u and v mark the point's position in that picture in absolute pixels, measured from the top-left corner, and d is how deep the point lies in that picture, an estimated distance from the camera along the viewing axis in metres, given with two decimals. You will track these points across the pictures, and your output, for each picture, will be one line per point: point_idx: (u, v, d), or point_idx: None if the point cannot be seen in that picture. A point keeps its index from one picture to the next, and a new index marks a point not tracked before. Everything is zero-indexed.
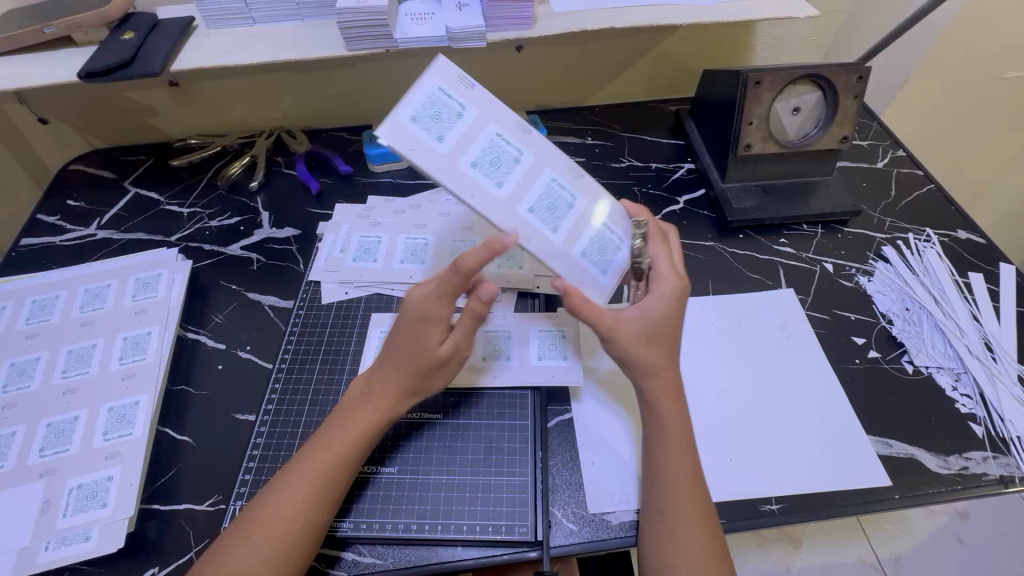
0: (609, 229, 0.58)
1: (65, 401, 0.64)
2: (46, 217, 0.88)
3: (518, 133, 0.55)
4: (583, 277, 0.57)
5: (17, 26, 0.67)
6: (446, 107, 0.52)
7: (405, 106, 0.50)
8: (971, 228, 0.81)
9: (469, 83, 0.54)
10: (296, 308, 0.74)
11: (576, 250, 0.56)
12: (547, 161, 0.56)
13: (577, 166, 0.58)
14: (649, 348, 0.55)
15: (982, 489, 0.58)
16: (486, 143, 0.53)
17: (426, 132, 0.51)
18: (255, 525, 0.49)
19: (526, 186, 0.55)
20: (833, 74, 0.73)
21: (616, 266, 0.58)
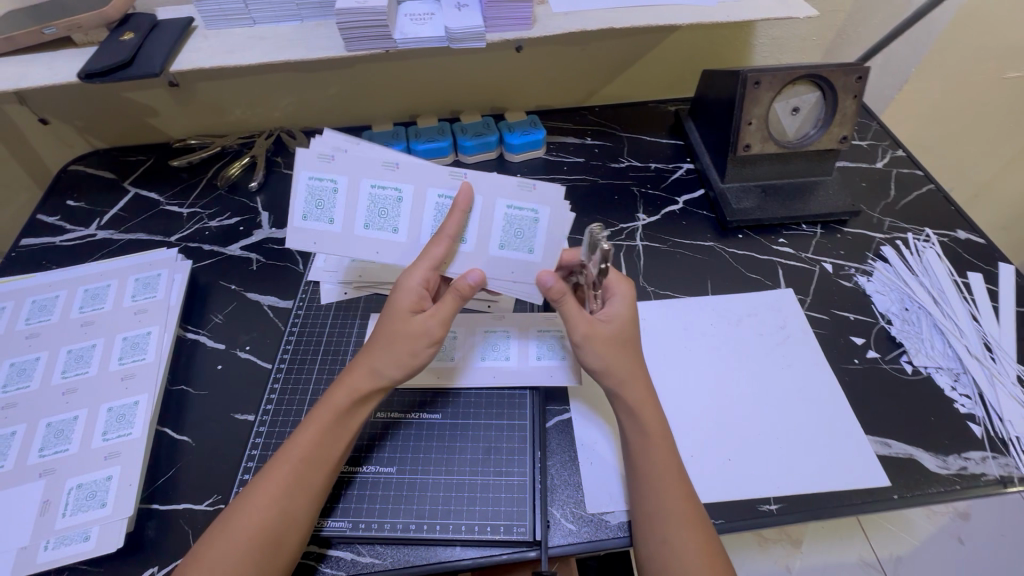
0: (517, 211, 0.60)
1: (65, 401, 0.64)
2: (46, 217, 0.88)
3: (390, 174, 0.61)
4: (513, 266, 0.61)
5: (17, 27, 0.67)
6: (326, 193, 0.62)
7: (292, 210, 0.62)
8: (971, 228, 0.81)
9: (331, 155, 0.61)
10: (295, 308, 0.75)
11: (493, 247, 0.61)
12: (425, 182, 0.61)
13: (454, 169, 0.60)
14: (626, 352, 0.58)
15: (981, 489, 0.58)
16: (371, 200, 0.62)
17: (320, 221, 0.62)
18: (228, 526, 0.49)
19: (417, 216, 0.62)
20: (833, 74, 0.73)
21: (539, 240, 0.61)
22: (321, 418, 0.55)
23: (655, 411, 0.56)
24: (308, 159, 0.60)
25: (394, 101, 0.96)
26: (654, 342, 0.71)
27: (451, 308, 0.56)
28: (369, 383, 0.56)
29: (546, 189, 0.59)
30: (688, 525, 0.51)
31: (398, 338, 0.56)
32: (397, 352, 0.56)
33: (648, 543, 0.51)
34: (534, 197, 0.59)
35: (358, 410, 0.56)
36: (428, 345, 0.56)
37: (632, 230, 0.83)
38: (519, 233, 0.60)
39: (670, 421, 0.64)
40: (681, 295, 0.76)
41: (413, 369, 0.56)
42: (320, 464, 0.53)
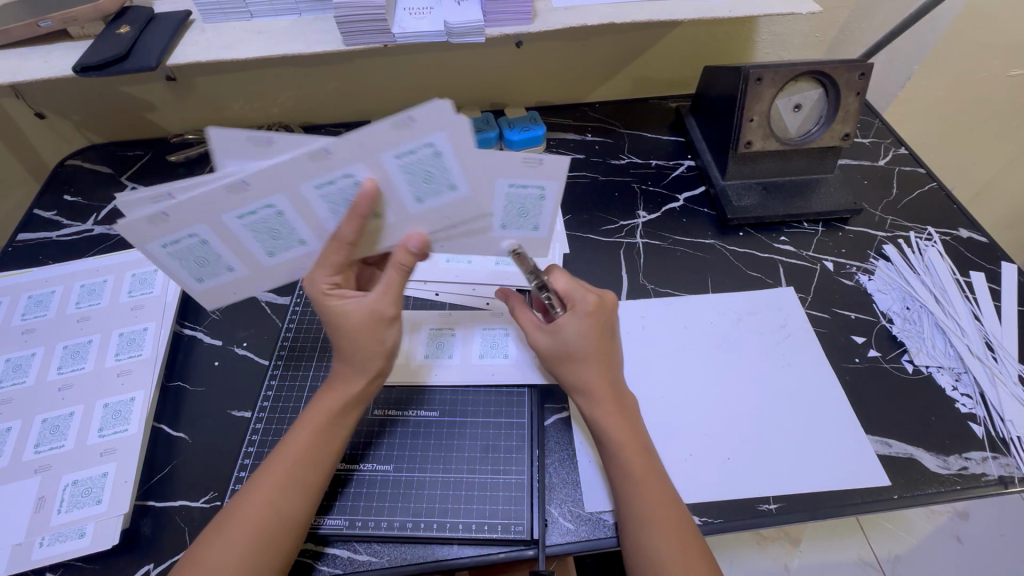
0: (410, 155, 0.49)
1: (60, 397, 0.64)
2: (43, 212, 0.87)
3: (240, 201, 0.51)
4: (445, 210, 0.55)
5: (13, 20, 0.66)
6: (196, 247, 0.55)
7: (185, 278, 0.59)
8: (973, 227, 0.80)
9: (160, 213, 0.50)
10: (292, 304, 0.74)
11: (417, 202, 0.53)
12: (287, 183, 0.50)
13: (305, 153, 0.47)
14: (571, 365, 0.57)
15: (982, 489, 0.58)
16: (246, 229, 0.54)
17: (219, 270, 0.58)
18: (228, 524, 0.49)
19: (309, 220, 0.54)
20: (835, 71, 0.72)
21: (458, 172, 0.51)
22: (318, 418, 0.54)
23: (619, 419, 0.56)
24: (145, 233, 0.51)
25: (393, 96, 0.96)
26: (654, 339, 0.71)
27: (399, 283, 0.54)
28: (359, 384, 0.56)
29: (428, 116, 0.46)
30: (658, 533, 0.50)
31: (352, 334, 0.54)
32: (362, 348, 0.54)
33: (629, 540, 0.51)
34: (419, 131, 0.47)
35: (351, 412, 0.56)
36: (389, 326, 0.54)
37: (632, 228, 0.82)
38: (429, 177, 0.51)
39: (668, 420, 0.64)
40: (682, 293, 0.75)
41: (388, 353, 0.55)
42: (315, 471, 0.52)
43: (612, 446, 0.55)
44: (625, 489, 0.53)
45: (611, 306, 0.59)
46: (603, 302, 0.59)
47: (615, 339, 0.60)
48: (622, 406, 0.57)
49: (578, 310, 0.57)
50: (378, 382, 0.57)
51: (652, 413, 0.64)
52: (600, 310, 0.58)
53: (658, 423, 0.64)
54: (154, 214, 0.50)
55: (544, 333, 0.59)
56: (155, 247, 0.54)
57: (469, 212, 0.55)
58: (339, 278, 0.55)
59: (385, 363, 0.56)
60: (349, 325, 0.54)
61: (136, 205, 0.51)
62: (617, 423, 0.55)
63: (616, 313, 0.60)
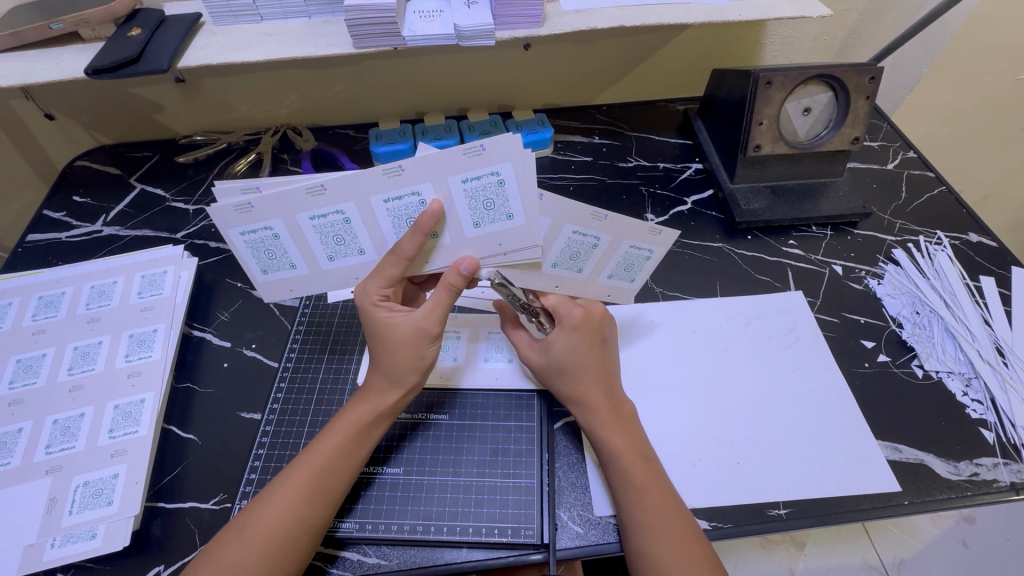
0: (475, 181, 0.51)
1: (71, 398, 0.64)
2: (52, 213, 0.88)
3: (321, 199, 0.52)
4: (498, 237, 0.55)
5: (24, 22, 0.67)
6: (266, 241, 0.55)
7: (249, 269, 0.57)
8: (983, 231, 0.80)
9: (246, 203, 0.51)
10: (301, 307, 0.74)
11: (470, 226, 0.54)
12: (364, 194, 0.52)
13: (382, 168, 0.50)
14: (563, 378, 0.58)
15: (993, 495, 0.58)
16: (317, 231, 0.55)
17: (280, 268, 0.58)
18: (244, 528, 0.49)
19: (372, 229, 0.55)
20: (845, 74, 0.72)
21: (517, 202, 0.52)
22: (344, 425, 0.55)
23: (620, 429, 0.56)
24: (227, 218, 0.52)
25: (400, 99, 0.96)
26: (661, 342, 0.71)
27: (446, 302, 0.54)
28: (392, 396, 0.56)
29: (499, 145, 0.48)
30: (664, 540, 0.50)
31: (397, 348, 0.55)
32: (403, 362, 0.55)
33: (634, 548, 0.51)
34: (488, 159, 0.49)
35: (381, 422, 0.56)
36: (430, 344, 0.55)
37: None
38: (490, 205, 0.52)
39: (677, 426, 0.63)
40: (689, 297, 0.75)
41: (423, 370, 0.56)
42: (335, 478, 0.53)
43: (612, 454, 0.55)
44: (628, 498, 0.52)
45: (599, 317, 0.61)
46: (590, 315, 0.60)
47: (609, 348, 0.61)
48: (621, 416, 0.57)
49: (564, 325, 0.59)
50: (410, 396, 0.57)
51: (660, 416, 0.64)
52: (587, 323, 0.59)
53: (667, 425, 0.64)
54: (239, 203, 0.51)
55: (535, 351, 0.61)
56: (232, 236, 0.54)
57: (521, 244, 0.55)
58: (390, 290, 0.56)
59: (419, 380, 0.57)
60: (393, 337, 0.55)
61: (226, 194, 0.53)
62: (618, 432, 0.56)
63: (606, 324, 0.61)
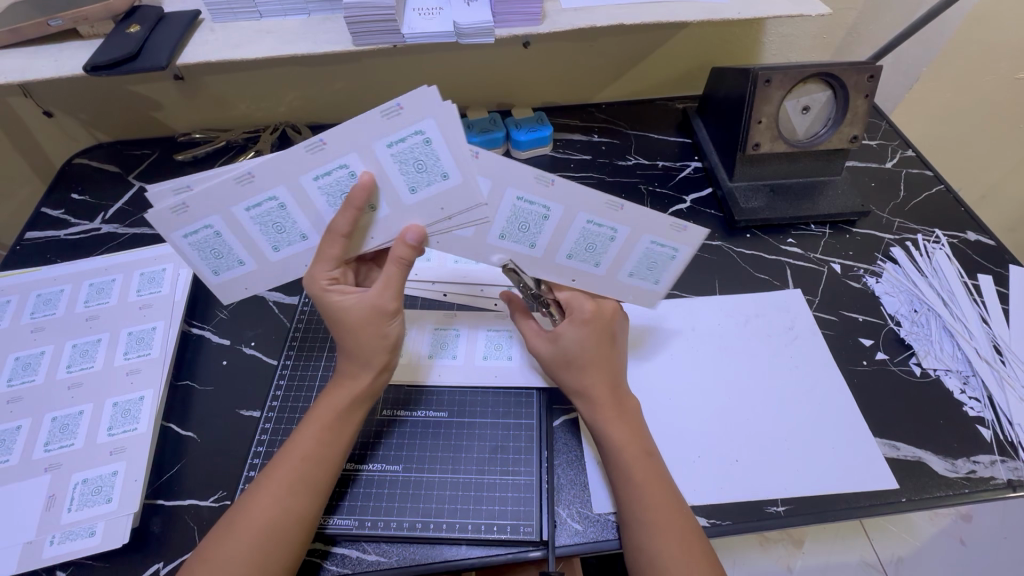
0: (401, 144, 0.50)
1: (70, 396, 0.64)
2: (50, 210, 0.88)
3: (252, 188, 0.52)
4: (439, 202, 0.54)
5: (22, 18, 0.67)
6: (211, 239, 0.55)
7: (201, 272, 0.58)
8: (981, 230, 0.80)
9: (180, 204, 0.51)
10: (301, 305, 0.74)
11: (407, 191, 0.53)
12: (366, 140, 0.50)
13: (305, 145, 0.49)
14: (572, 372, 0.58)
15: (990, 492, 0.58)
16: (256, 221, 0.54)
17: (232, 265, 0.58)
18: (237, 522, 0.49)
19: (312, 213, 0.54)
20: (844, 73, 0.72)
21: (447, 160, 0.51)
22: (323, 416, 0.55)
23: (622, 425, 0.56)
24: (165, 221, 0.51)
25: (399, 97, 0.96)
26: (660, 340, 0.71)
27: (398, 275, 0.54)
28: (365, 378, 0.56)
29: (418, 102, 0.48)
30: (662, 537, 0.50)
31: (357, 328, 0.54)
32: (366, 341, 0.55)
33: (634, 544, 0.51)
34: (409, 118, 0.48)
35: (357, 410, 0.56)
36: (389, 319, 0.55)
37: None
38: (420, 166, 0.51)
39: (676, 423, 0.64)
40: (688, 295, 0.75)
41: (393, 347, 0.56)
42: (323, 469, 0.53)
43: (613, 449, 0.55)
44: (629, 494, 0.53)
45: (611, 314, 0.61)
46: (602, 311, 0.60)
47: (618, 344, 0.61)
48: (624, 411, 0.57)
49: (576, 318, 0.59)
50: (384, 378, 0.58)
51: (660, 414, 0.64)
52: (599, 318, 0.60)
53: (667, 423, 0.64)
54: (174, 205, 0.51)
55: (544, 342, 0.61)
56: (176, 239, 0.54)
57: (465, 207, 0.54)
58: (338, 271, 0.55)
59: (391, 358, 0.57)
60: (350, 318, 0.54)
61: (161, 198, 0.53)
62: (619, 427, 0.56)
63: (617, 322, 0.62)
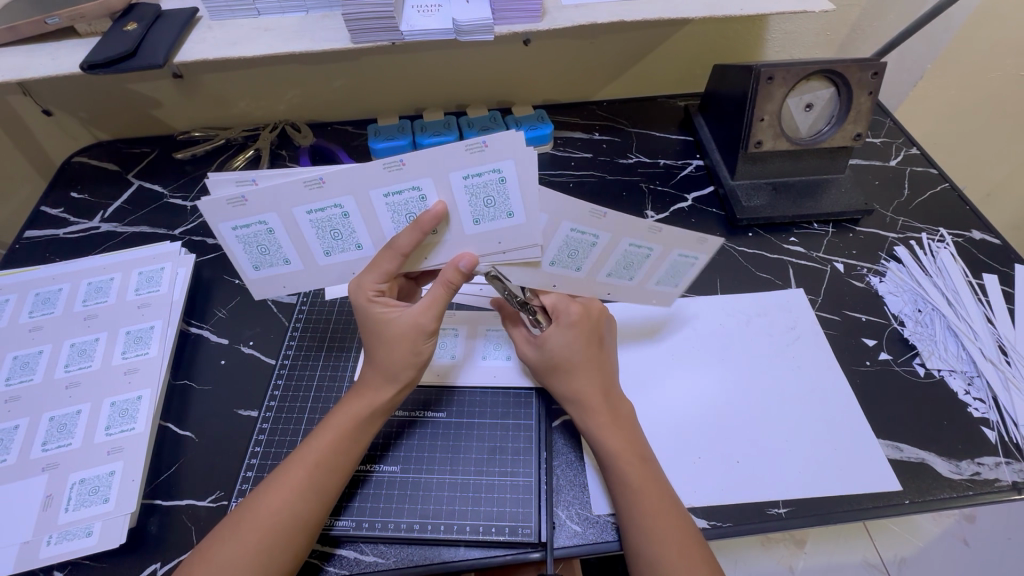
0: (476, 178, 0.51)
1: (67, 395, 0.64)
2: (50, 209, 0.87)
3: (317, 192, 0.51)
4: (499, 235, 0.55)
5: (19, 17, 0.66)
6: (261, 236, 0.54)
7: (242, 265, 0.57)
8: (986, 229, 0.79)
9: (241, 197, 0.51)
10: (299, 304, 0.74)
11: (470, 221, 0.54)
12: (444, 169, 0.50)
13: (384, 161, 0.49)
14: (562, 375, 0.58)
15: (995, 495, 0.57)
16: (314, 224, 0.54)
17: (276, 263, 0.57)
18: (244, 521, 0.49)
19: (371, 225, 0.54)
20: (848, 70, 0.71)
21: (516, 199, 0.52)
22: (338, 422, 0.54)
23: (617, 428, 0.56)
24: (220, 211, 0.51)
25: (399, 95, 0.95)
26: (660, 340, 0.70)
27: (444, 297, 0.54)
28: (390, 392, 0.56)
29: (501, 142, 0.48)
30: (662, 541, 0.50)
31: (393, 342, 0.54)
32: (399, 356, 0.55)
33: (630, 549, 0.51)
34: (490, 156, 0.49)
35: (377, 419, 0.56)
36: (426, 339, 0.55)
37: None
38: (490, 202, 0.52)
39: (676, 425, 0.63)
40: (689, 294, 0.75)
41: (420, 365, 0.56)
42: (334, 472, 0.52)
43: (607, 454, 0.54)
44: (628, 498, 0.52)
45: (597, 315, 0.61)
46: (588, 311, 0.61)
47: (606, 345, 0.61)
48: (619, 416, 0.57)
49: (562, 321, 0.60)
50: (405, 391, 0.57)
51: (660, 415, 0.64)
52: (585, 320, 0.60)
53: (668, 424, 0.63)
54: (234, 196, 0.51)
55: (532, 347, 0.62)
56: (225, 230, 0.53)
57: (522, 242, 0.55)
58: (385, 285, 0.55)
59: (415, 375, 0.56)
60: (391, 333, 0.54)
61: (220, 187, 0.52)
62: (614, 432, 0.55)
63: (603, 323, 0.62)
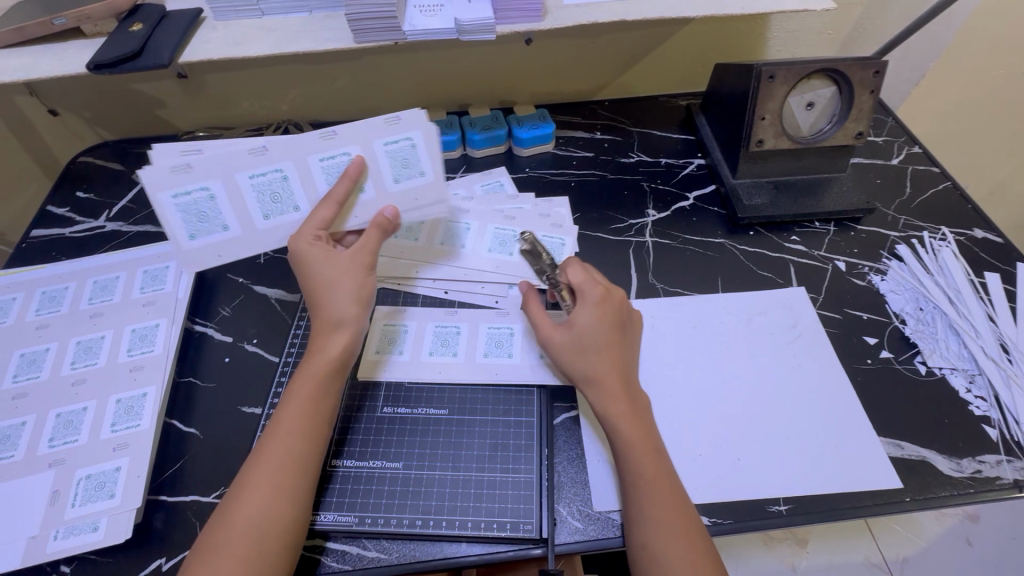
0: (394, 143, 0.60)
1: (73, 392, 0.64)
2: (56, 208, 0.88)
3: (257, 157, 0.59)
4: (415, 193, 0.63)
5: (26, 18, 0.67)
6: (202, 203, 0.59)
7: (176, 234, 0.59)
8: (988, 227, 0.79)
9: (183, 164, 0.57)
10: (302, 302, 0.74)
11: (388, 179, 0.62)
12: (368, 136, 0.60)
13: (323, 131, 0.59)
14: (587, 358, 0.58)
15: (996, 492, 0.57)
16: (254, 187, 0.60)
17: (212, 231, 0.61)
18: (234, 497, 0.50)
19: (306, 186, 0.61)
20: (849, 68, 0.71)
21: (426, 160, 0.62)
22: (304, 390, 0.55)
23: (631, 421, 0.55)
24: (161, 176, 0.56)
25: (401, 94, 0.96)
26: (661, 338, 0.70)
27: (374, 240, 0.59)
28: (343, 344, 0.57)
29: (414, 116, 0.59)
30: (666, 536, 0.50)
31: (336, 283, 0.56)
32: (344, 295, 0.56)
33: (635, 542, 0.51)
34: (403, 126, 0.60)
35: (337, 378, 0.57)
36: (364, 276, 0.58)
37: (641, 227, 0.82)
38: (406, 162, 0.61)
39: (677, 423, 0.63)
40: (691, 292, 0.75)
41: (363, 303, 0.57)
42: (306, 443, 0.53)
43: (624, 445, 0.54)
44: (635, 493, 0.52)
45: (619, 299, 0.62)
46: (610, 294, 0.62)
47: (629, 330, 0.62)
48: (634, 405, 0.56)
49: (587, 301, 0.60)
50: (357, 337, 0.58)
51: (661, 413, 0.64)
52: (607, 301, 0.61)
53: (668, 422, 0.63)
54: (178, 163, 0.56)
55: (557, 331, 0.60)
56: (165, 200, 0.58)
57: (435, 199, 0.64)
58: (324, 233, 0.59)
59: (363, 315, 0.58)
60: (330, 273, 0.56)
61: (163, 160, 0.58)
62: (630, 423, 0.55)
63: (626, 309, 0.63)
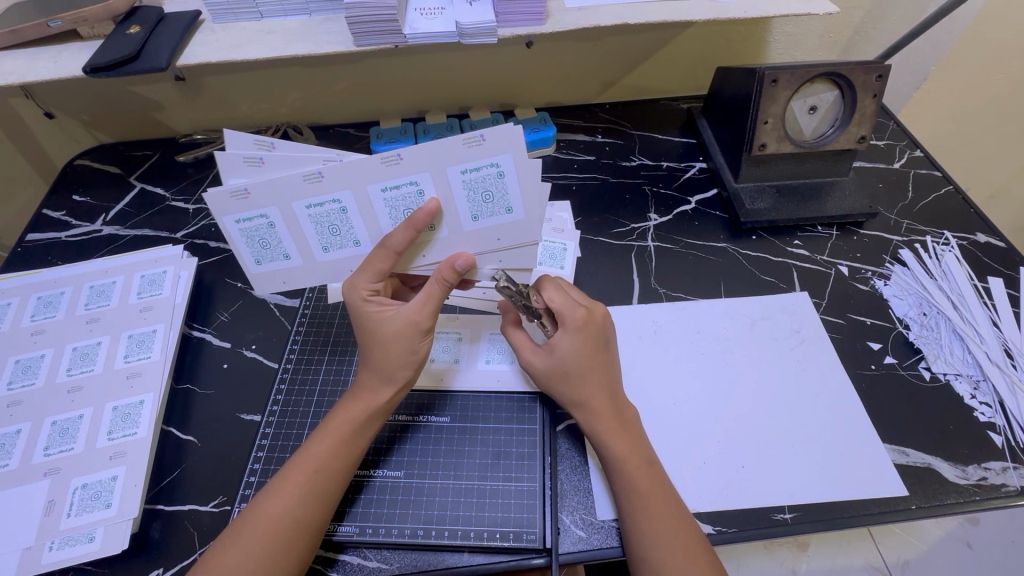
0: (474, 172, 0.53)
1: (69, 399, 0.64)
2: (51, 212, 0.87)
3: (315, 185, 0.53)
4: (496, 231, 0.57)
5: (21, 20, 0.66)
6: (262, 229, 0.56)
7: (244, 258, 0.58)
8: (990, 232, 0.79)
9: (242, 190, 0.53)
10: (301, 308, 0.74)
11: (467, 217, 0.56)
12: (442, 164, 0.52)
13: (385, 155, 0.51)
14: (570, 384, 0.57)
15: (1001, 499, 0.57)
16: (314, 219, 0.56)
17: (274, 258, 0.59)
18: (247, 521, 0.50)
19: (367, 220, 0.56)
20: (853, 72, 0.71)
21: (513, 194, 0.55)
22: (336, 427, 0.54)
23: (624, 435, 0.55)
24: (223, 203, 0.53)
25: (401, 97, 0.95)
26: (664, 344, 0.70)
27: (439, 294, 0.55)
28: (385, 392, 0.56)
29: (499, 136, 0.51)
30: (666, 547, 0.49)
31: (387, 342, 0.55)
32: (394, 356, 0.55)
33: (635, 554, 0.51)
34: (486, 150, 0.52)
35: (374, 422, 0.56)
36: (422, 338, 0.56)
37: (643, 231, 0.81)
38: (489, 196, 0.54)
39: (680, 430, 0.63)
40: (693, 297, 0.74)
41: (416, 365, 0.56)
42: (331, 476, 0.52)
43: (616, 459, 0.54)
44: (631, 503, 0.52)
45: (602, 318, 0.59)
46: (592, 315, 0.59)
47: (611, 349, 0.60)
48: (625, 421, 0.56)
49: (568, 326, 0.58)
50: (403, 392, 0.57)
51: (665, 420, 0.63)
52: (590, 324, 0.58)
53: (672, 429, 0.63)
54: (236, 189, 0.53)
55: (539, 356, 0.59)
56: (228, 223, 0.55)
57: (520, 237, 0.58)
58: (380, 285, 0.56)
59: (412, 374, 0.57)
60: (385, 332, 0.55)
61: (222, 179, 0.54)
62: (620, 436, 0.55)
63: (609, 325, 0.60)
